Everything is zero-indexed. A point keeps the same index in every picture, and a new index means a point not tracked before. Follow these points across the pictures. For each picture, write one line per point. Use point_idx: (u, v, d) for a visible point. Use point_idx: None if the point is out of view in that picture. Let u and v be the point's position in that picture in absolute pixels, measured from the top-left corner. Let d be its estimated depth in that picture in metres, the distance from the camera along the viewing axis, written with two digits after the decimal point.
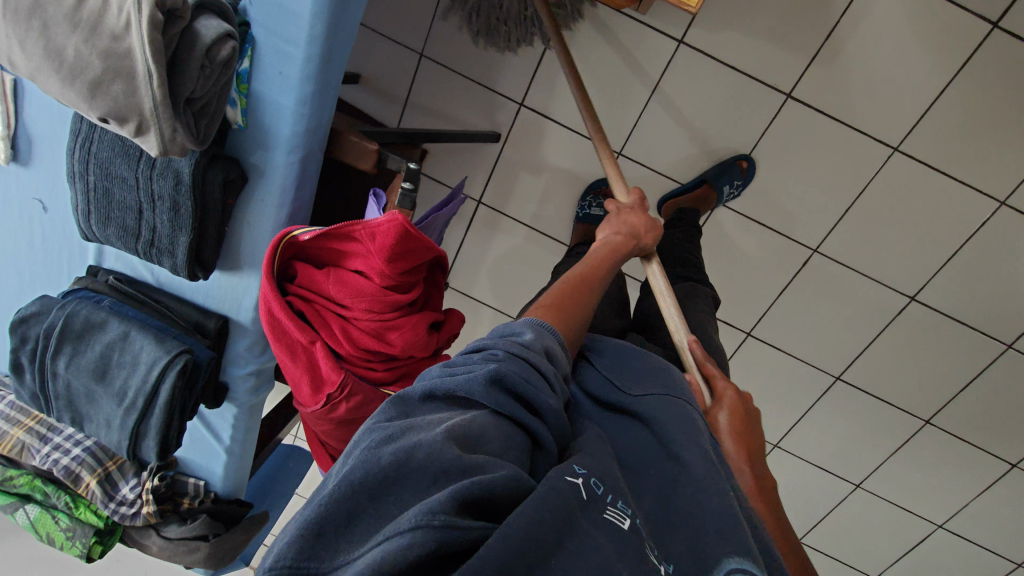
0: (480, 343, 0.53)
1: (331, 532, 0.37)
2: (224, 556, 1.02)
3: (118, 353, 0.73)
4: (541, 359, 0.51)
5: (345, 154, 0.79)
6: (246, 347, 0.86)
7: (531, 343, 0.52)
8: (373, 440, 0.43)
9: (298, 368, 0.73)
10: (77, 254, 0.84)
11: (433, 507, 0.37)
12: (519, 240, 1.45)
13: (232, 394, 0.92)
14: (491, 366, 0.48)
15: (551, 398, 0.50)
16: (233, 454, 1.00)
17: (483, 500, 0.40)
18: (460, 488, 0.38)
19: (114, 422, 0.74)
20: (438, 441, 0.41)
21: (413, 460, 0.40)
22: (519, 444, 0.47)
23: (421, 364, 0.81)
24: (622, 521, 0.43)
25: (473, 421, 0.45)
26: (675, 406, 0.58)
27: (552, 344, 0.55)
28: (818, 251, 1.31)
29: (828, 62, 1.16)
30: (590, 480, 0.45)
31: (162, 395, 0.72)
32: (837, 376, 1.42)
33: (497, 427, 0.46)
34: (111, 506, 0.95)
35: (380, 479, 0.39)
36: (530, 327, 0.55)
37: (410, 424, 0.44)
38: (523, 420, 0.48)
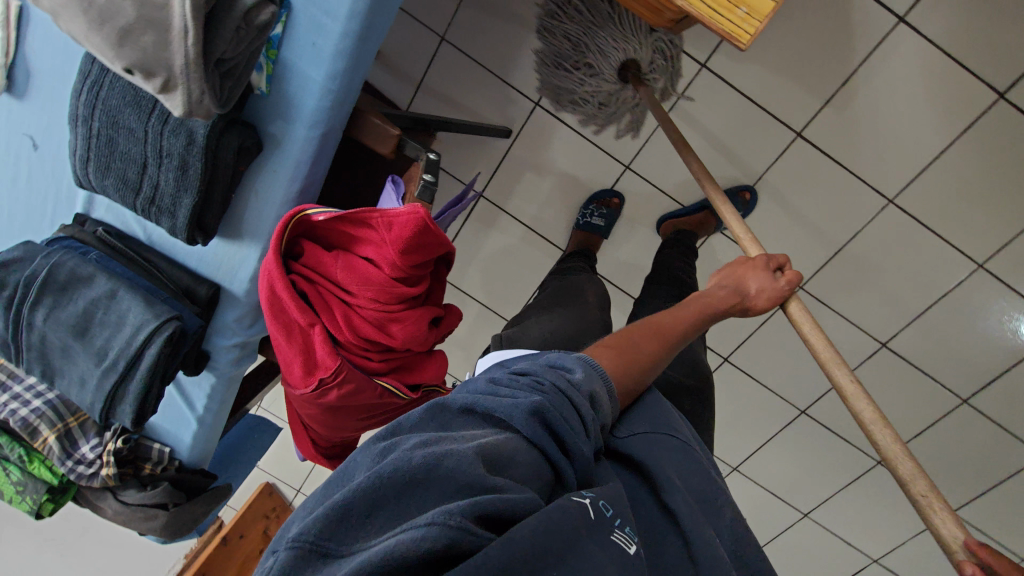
0: (528, 371, 0.54)
1: (352, 517, 0.37)
2: (181, 527, 0.99)
3: (103, 311, 0.69)
4: (584, 401, 0.52)
5: (365, 136, 0.77)
6: (235, 319, 0.83)
7: (579, 383, 0.53)
8: (411, 441, 0.43)
9: (292, 348, 0.71)
10: (64, 198, 0.80)
11: (453, 510, 0.37)
12: (515, 239, 1.44)
13: (212, 364, 0.89)
14: (537, 399, 0.49)
15: (583, 439, 0.50)
16: (204, 424, 0.96)
17: (502, 519, 0.40)
18: (481, 501, 0.38)
19: (88, 382, 0.70)
20: (470, 454, 0.41)
21: (446, 464, 0.40)
22: (542, 471, 0.47)
23: (414, 358, 0.80)
24: (628, 545, 0.44)
25: (506, 444, 0.45)
26: (660, 445, 0.59)
27: (600, 389, 0.55)
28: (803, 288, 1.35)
29: (839, 107, 1.19)
30: (600, 501, 0.46)
31: (146, 360, 0.69)
32: (802, 410, 1.46)
33: (527, 454, 0.46)
34: (67, 465, 0.91)
35: (411, 476, 0.39)
36: (580, 366, 0.56)
37: (448, 435, 0.44)
38: (551, 453, 0.48)
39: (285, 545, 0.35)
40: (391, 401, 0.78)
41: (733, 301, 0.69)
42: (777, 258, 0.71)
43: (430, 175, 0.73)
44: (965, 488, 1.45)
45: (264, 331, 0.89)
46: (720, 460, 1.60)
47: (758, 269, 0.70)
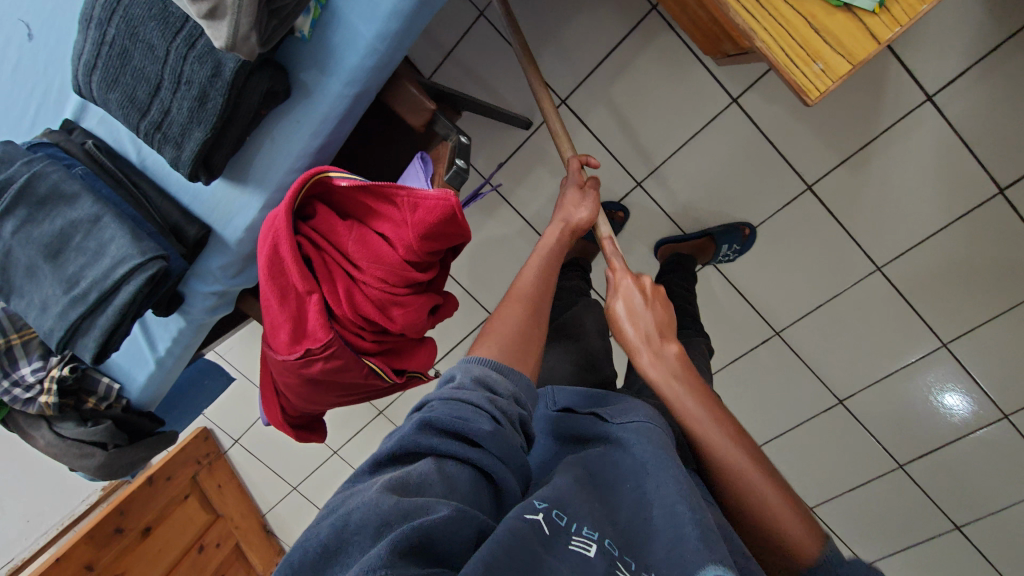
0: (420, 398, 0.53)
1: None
2: (118, 469, 0.93)
3: (81, 235, 0.63)
4: (473, 391, 0.51)
5: (397, 104, 0.72)
6: (220, 266, 0.78)
7: (459, 381, 0.52)
8: (319, 516, 0.43)
9: (283, 313, 0.67)
10: (52, 101, 0.72)
11: (368, 565, 0.35)
12: (512, 231, 1.42)
13: (186, 308, 0.83)
14: (420, 417, 0.48)
15: (483, 424, 0.47)
16: (163, 367, 0.90)
17: (426, 543, 0.38)
18: (395, 539, 0.37)
19: (51, 307, 0.64)
20: (370, 498, 0.40)
21: (351, 524, 0.39)
22: (468, 478, 0.45)
23: (406, 344, 0.77)
24: (588, 548, 0.43)
25: (409, 472, 0.44)
26: (648, 427, 0.56)
27: (480, 370, 0.54)
28: (779, 334, 1.34)
29: (853, 168, 1.13)
30: (552, 510, 0.45)
31: (121, 297, 0.63)
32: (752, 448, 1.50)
33: (440, 471, 0.45)
34: (3, 385, 0.84)
35: (321, 550, 0.39)
36: (458, 368, 0.54)
37: (355, 490, 0.44)
38: (462, 455, 0.46)
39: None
40: (373, 383, 0.74)
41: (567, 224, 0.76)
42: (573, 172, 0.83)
43: (462, 161, 0.71)
44: (885, 547, 1.45)
45: (248, 283, 0.84)
46: None
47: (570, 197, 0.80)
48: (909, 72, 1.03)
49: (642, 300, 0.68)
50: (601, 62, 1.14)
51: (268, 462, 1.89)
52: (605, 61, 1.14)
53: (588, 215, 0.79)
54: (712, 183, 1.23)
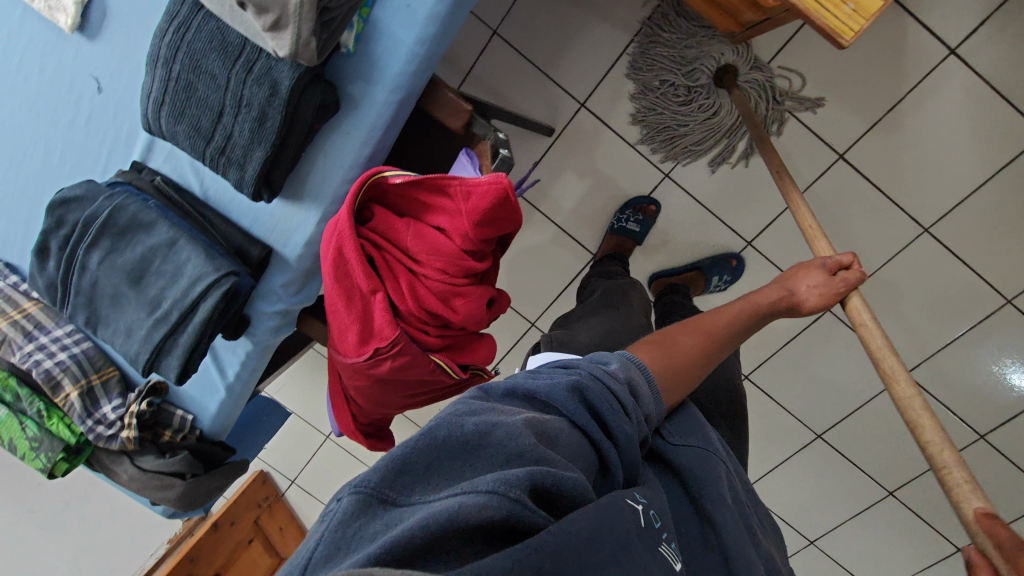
0: (569, 364, 0.60)
1: (413, 471, 0.41)
2: (196, 499, 0.95)
3: (161, 260, 0.66)
4: (620, 387, 0.56)
5: (436, 109, 0.76)
6: (283, 284, 0.82)
7: (615, 372, 0.57)
8: (459, 410, 0.47)
9: (350, 315, 0.69)
10: (122, 145, 0.78)
11: (511, 479, 0.39)
12: (547, 237, 1.44)
13: (251, 331, 0.86)
14: (574, 380, 0.55)
15: (624, 423, 0.53)
16: (232, 393, 0.93)
17: (548, 491, 0.42)
18: (534, 471, 0.41)
19: (136, 331, 0.67)
20: (518, 426, 0.45)
21: (493, 436, 0.44)
22: (586, 450, 0.50)
23: (466, 339, 0.78)
24: (671, 559, 0.46)
25: (550, 422, 0.49)
26: (712, 463, 0.59)
27: (637, 377, 0.59)
28: None
29: (887, 130, 1.11)
30: (649, 509, 0.48)
31: (200, 314, 0.66)
32: (818, 434, 1.38)
33: (571, 436, 0.50)
34: (87, 424, 0.87)
35: (466, 441, 0.43)
36: (618, 358, 0.60)
37: (496, 408, 0.49)
38: (591, 433, 0.52)
39: (350, 490, 0.38)
40: (439, 382, 0.75)
41: (784, 300, 0.68)
42: (837, 257, 0.67)
43: (506, 149, 0.73)
44: None
45: (308, 300, 0.87)
46: None
47: (813, 269, 0.67)
48: (929, 31, 1.02)
49: None
50: (617, 61, 1.18)
51: (324, 500, 1.88)
52: (621, 60, 1.17)
53: (823, 298, 0.65)
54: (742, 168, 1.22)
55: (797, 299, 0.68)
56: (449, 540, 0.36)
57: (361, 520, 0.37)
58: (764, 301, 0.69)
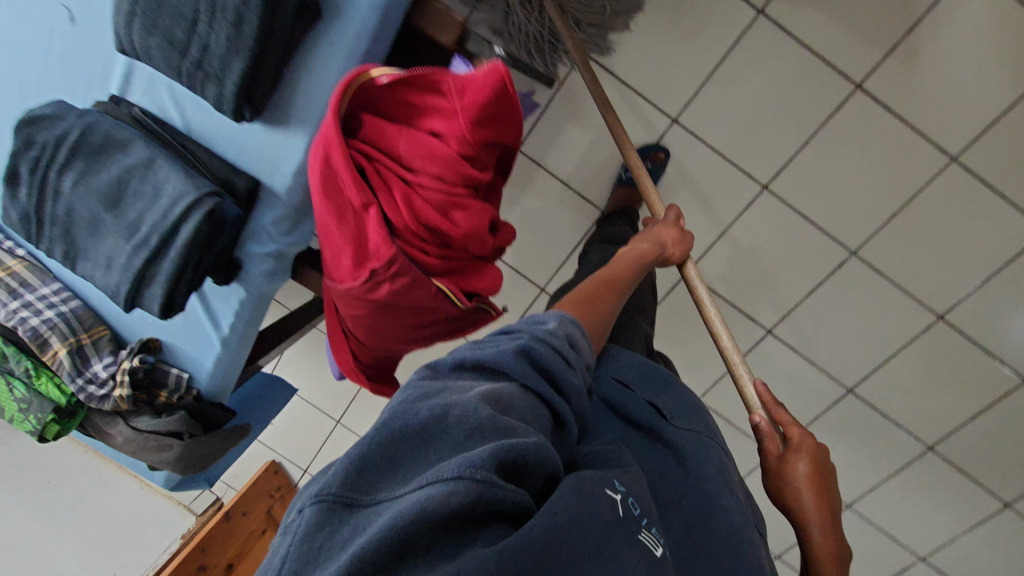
0: (510, 328, 0.55)
1: (373, 470, 0.37)
2: (196, 461, 0.91)
3: (138, 181, 0.62)
4: (566, 342, 0.53)
5: (424, 21, 0.71)
6: (274, 221, 0.77)
7: (556, 330, 0.53)
8: (411, 394, 0.43)
9: (343, 235, 0.64)
10: (98, 80, 0.74)
11: (473, 460, 0.36)
12: (552, 197, 1.39)
13: (244, 276, 0.82)
14: (520, 341, 0.49)
15: (572, 378, 0.50)
16: (229, 348, 0.88)
17: (518, 465, 0.39)
18: (498, 446, 0.37)
19: (116, 261, 0.63)
20: (475, 400, 0.41)
21: (449, 416, 0.40)
22: (543, 414, 0.47)
23: (471, 263, 0.73)
24: (654, 546, 0.43)
25: (503, 389, 0.45)
26: (710, 448, 0.60)
27: (575, 332, 0.56)
28: (855, 253, 1.02)
29: (905, 59, 0.88)
30: (629, 498, 0.46)
31: (182, 237, 0.61)
32: (849, 389, 1.13)
33: (527, 401, 0.46)
34: (77, 383, 0.83)
35: (422, 427, 0.39)
36: (553, 317, 0.56)
37: (446, 385, 0.45)
38: (545, 396, 0.48)
39: (310, 503, 0.35)
40: (443, 309, 0.71)
41: (658, 256, 0.75)
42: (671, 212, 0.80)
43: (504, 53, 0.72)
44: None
45: (303, 241, 0.83)
46: None
47: (668, 228, 0.77)
48: None
49: (816, 488, 0.54)
50: None
51: None
52: None
53: (683, 251, 0.76)
54: (738, 111, 0.96)
55: (665, 255, 0.76)
56: (421, 536, 0.33)
57: (326, 531, 0.33)
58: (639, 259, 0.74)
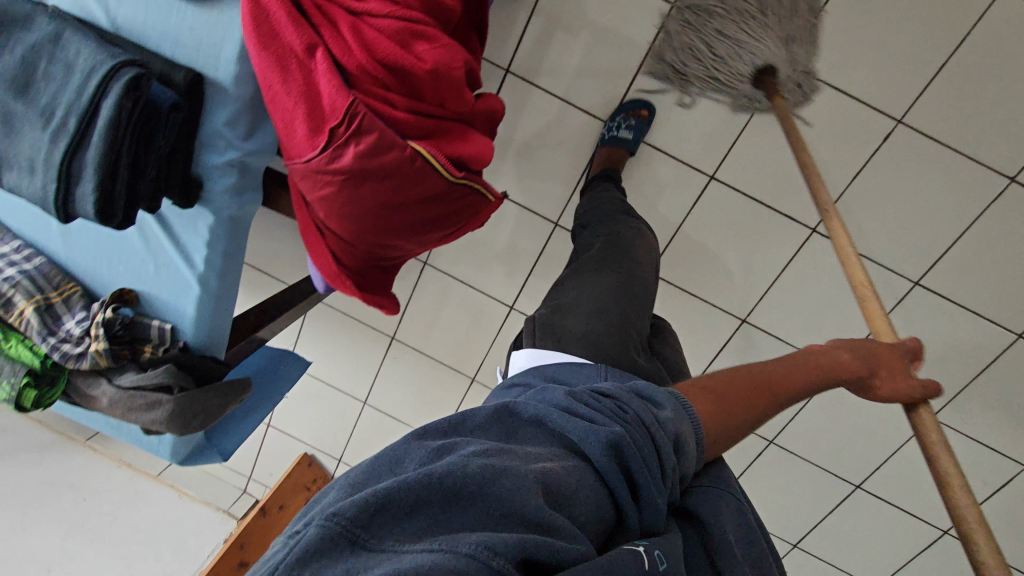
0: (609, 395, 0.55)
1: (395, 512, 0.38)
2: (191, 420, 0.81)
3: (47, 59, 0.53)
4: (666, 441, 0.52)
5: None
6: (227, 121, 0.67)
7: (661, 422, 0.53)
8: (473, 448, 0.45)
9: (289, 91, 0.54)
10: None
11: (495, 544, 0.36)
12: (552, 118, 1.21)
13: (206, 196, 0.72)
14: (613, 429, 0.49)
15: (649, 476, 0.49)
16: (208, 289, 0.79)
17: (547, 563, 0.39)
18: (525, 538, 0.37)
19: (37, 159, 0.54)
20: (530, 479, 0.42)
21: (498, 484, 0.41)
22: (601, 504, 0.46)
23: (452, 126, 0.62)
24: None
25: (567, 474, 0.45)
26: (728, 512, 0.57)
27: (683, 433, 0.54)
28: (903, 122, 1.03)
29: None
30: (654, 551, 0.45)
31: (104, 116, 0.52)
32: (916, 282, 1.12)
33: (589, 487, 0.46)
34: (49, 342, 0.76)
35: (463, 486, 0.40)
36: (665, 405, 0.56)
37: (511, 450, 0.46)
38: (612, 484, 0.48)
39: (325, 518, 0.37)
40: (425, 180, 0.59)
41: (866, 376, 0.73)
42: (910, 345, 0.78)
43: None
44: None
45: (267, 150, 0.72)
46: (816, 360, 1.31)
47: (899, 361, 0.74)
48: None
49: None
50: None
51: None
52: None
53: (901, 389, 0.71)
54: None
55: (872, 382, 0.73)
56: None
57: (324, 557, 0.35)
58: (852, 368, 0.73)
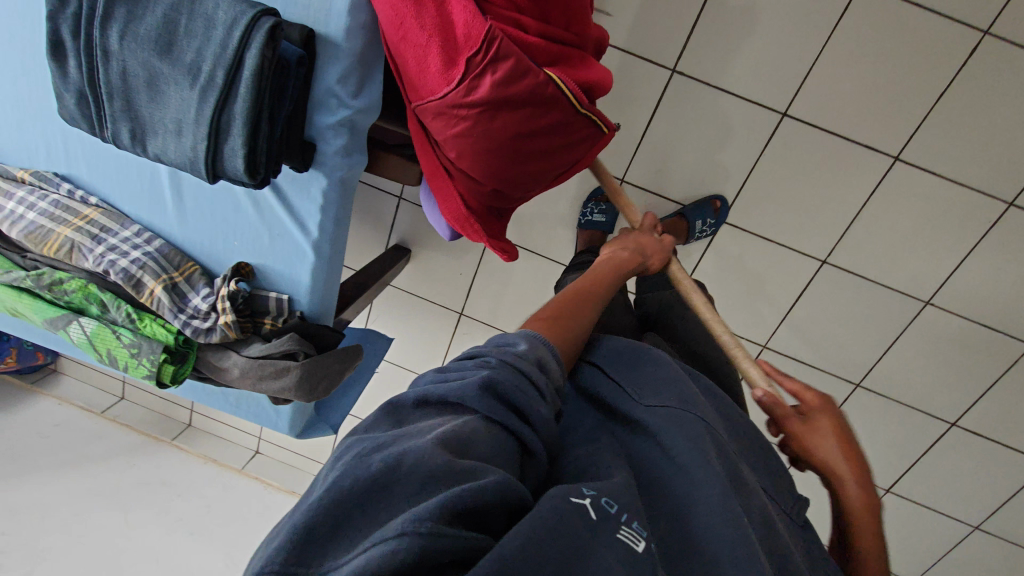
0: (475, 351, 0.51)
1: (320, 539, 0.35)
2: (316, 386, 0.82)
3: (188, 16, 0.53)
4: (532, 366, 0.49)
5: None
6: (340, 78, 0.66)
7: (523, 353, 0.50)
8: (362, 448, 0.41)
9: (425, 27, 0.55)
10: None
11: (418, 515, 0.34)
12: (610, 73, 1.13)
13: (320, 158, 0.72)
14: (483, 374, 0.46)
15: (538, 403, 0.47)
16: (322, 256, 0.80)
17: (475, 508, 0.36)
18: (445, 497, 0.35)
19: (185, 118, 0.55)
20: (427, 447, 0.39)
21: (401, 466, 0.37)
22: (507, 445, 0.44)
23: (574, 52, 0.61)
24: (637, 542, 0.40)
25: (462, 428, 0.42)
26: (690, 421, 0.53)
27: (547, 354, 0.52)
28: (991, 32, 1.00)
29: None
30: (601, 498, 0.42)
31: (247, 65, 0.53)
32: (1010, 202, 1.10)
33: (490, 432, 0.43)
34: (180, 318, 0.78)
35: (368, 485, 0.36)
36: (523, 337, 0.52)
37: (399, 433, 0.42)
38: (510, 426, 0.45)
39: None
40: (558, 107, 0.58)
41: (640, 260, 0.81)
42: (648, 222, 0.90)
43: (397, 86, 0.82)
44: None
45: (375, 108, 0.70)
46: (899, 297, 1.20)
47: (647, 238, 0.86)
48: None
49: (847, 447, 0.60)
50: None
51: None
52: None
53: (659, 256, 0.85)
54: None
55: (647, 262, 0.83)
56: None
57: None
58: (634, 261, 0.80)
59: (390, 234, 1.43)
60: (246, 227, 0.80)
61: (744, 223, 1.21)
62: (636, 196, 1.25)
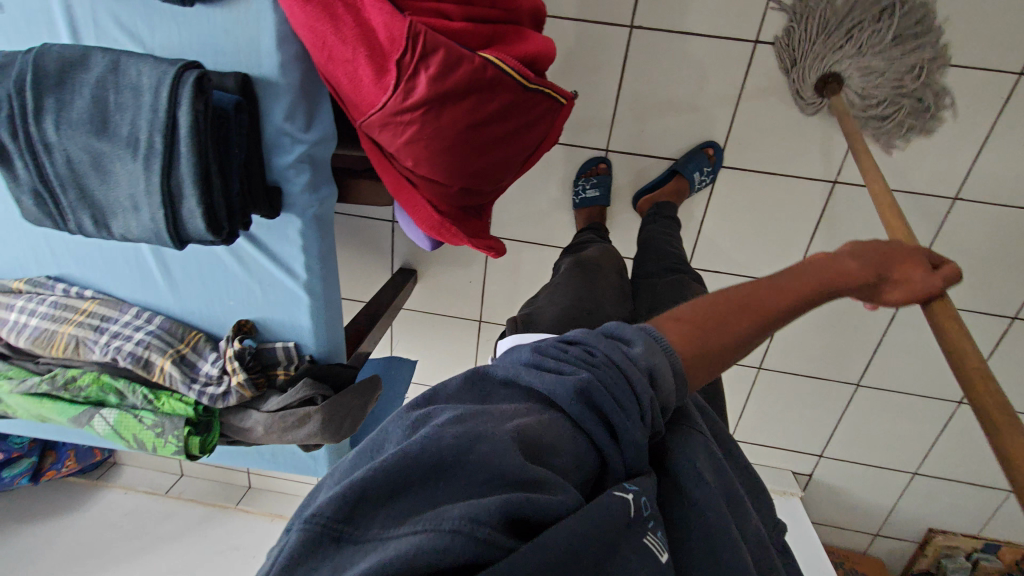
0: (582, 340, 0.47)
1: (374, 499, 0.32)
2: (342, 425, 0.82)
3: (115, 91, 0.53)
4: (642, 375, 0.44)
5: None
6: (287, 115, 0.64)
7: (636, 357, 0.45)
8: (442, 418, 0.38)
9: (345, 42, 0.53)
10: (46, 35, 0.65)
11: (478, 514, 0.31)
12: (571, 45, 1.10)
13: (288, 201, 0.70)
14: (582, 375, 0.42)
15: (633, 419, 0.41)
16: (317, 295, 0.79)
17: (532, 520, 0.33)
18: (510, 496, 0.32)
19: (138, 191, 0.55)
20: (507, 440, 0.35)
21: (474, 452, 0.34)
22: (585, 456, 0.40)
23: (508, 28, 0.59)
24: (661, 552, 0.37)
25: (544, 427, 0.39)
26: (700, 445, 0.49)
27: (664, 364, 0.45)
28: None
29: None
30: (641, 498, 0.39)
31: (183, 124, 0.52)
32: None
33: (570, 439, 0.40)
34: (195, 388, 0.78)
35: (439, 460, 0.34)
36: (643, 339, 0.47)
37: (484, 412, 0.39)
38: (594, 437, 0.41)
39: (301, 524, 0.31)
40: (505, 88, 0.56)
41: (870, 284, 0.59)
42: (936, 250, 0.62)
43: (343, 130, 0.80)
44: None
45: (330, 137, 0.69)
46: (923, 200, 1.13)
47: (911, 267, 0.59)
48: None
49: None
50: None
51: None
52: None
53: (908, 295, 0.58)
54: None
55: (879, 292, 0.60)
56: None
57: (307, 564, 0.30)
58: (864, 278, 0.58)
59: (393, 258, 1.42)
60: (238, 284, 0.80)
61: (740, 162, 1.16)
62: (625, 162, 1.21)
